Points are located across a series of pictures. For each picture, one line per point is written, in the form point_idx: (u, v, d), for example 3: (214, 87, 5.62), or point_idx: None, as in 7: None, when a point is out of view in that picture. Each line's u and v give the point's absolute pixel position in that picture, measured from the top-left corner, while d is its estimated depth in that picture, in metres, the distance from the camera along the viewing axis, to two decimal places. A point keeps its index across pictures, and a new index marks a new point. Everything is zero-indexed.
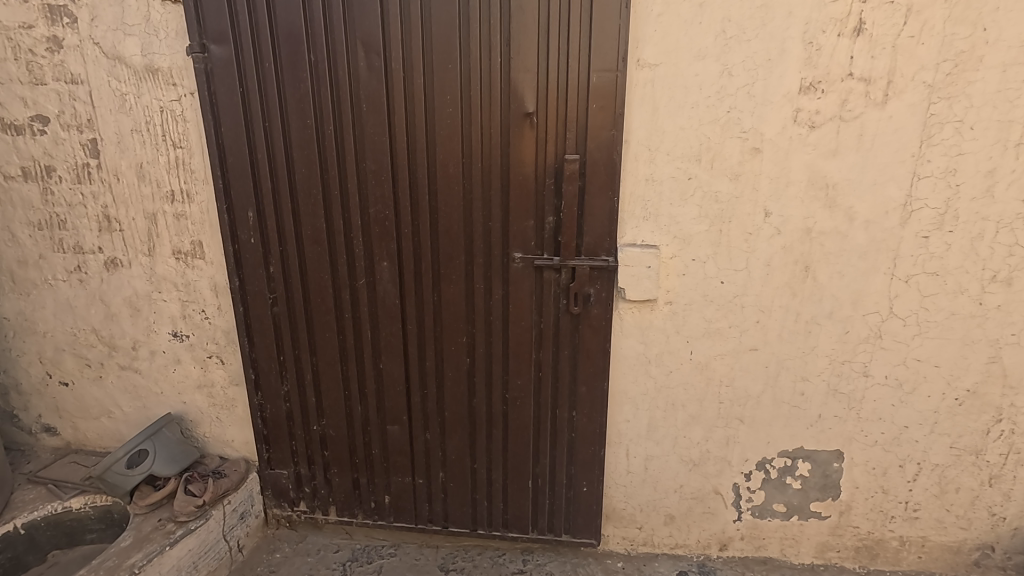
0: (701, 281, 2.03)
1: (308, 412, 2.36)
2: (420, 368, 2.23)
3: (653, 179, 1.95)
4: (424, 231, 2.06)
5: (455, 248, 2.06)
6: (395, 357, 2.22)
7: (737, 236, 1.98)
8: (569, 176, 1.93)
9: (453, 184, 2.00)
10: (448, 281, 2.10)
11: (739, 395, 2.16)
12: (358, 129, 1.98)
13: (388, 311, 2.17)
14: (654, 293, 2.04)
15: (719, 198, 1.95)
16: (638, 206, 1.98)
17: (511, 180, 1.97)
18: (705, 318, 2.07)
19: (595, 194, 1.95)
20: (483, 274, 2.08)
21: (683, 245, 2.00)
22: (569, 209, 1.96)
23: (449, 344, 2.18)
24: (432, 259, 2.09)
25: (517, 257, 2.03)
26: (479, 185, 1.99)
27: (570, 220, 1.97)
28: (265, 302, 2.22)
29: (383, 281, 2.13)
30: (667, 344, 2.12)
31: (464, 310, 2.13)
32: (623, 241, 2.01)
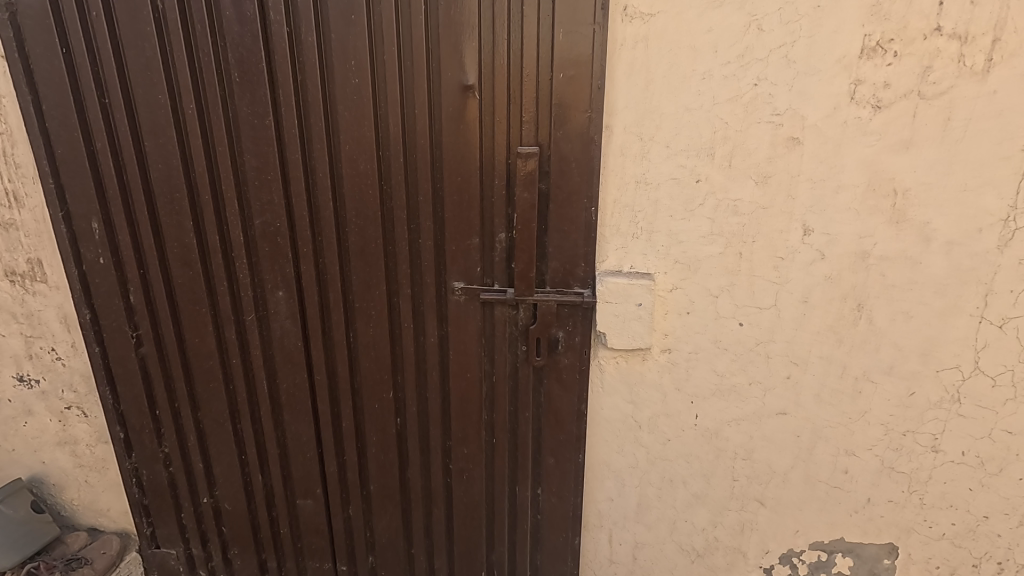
0: (712, 323, 1.47)
1: (196, 481, 1.82)
2: (335, 430, 1.68)
3: (646, 181, 1.37)
4: (330, 251, 1.49)
5: (372, 275, 1.50)
6: (301, 413, 1.67)
7: (764, 262, 1.41)
8: (526, 178, 1.36)
9: (366, 187, 1.42)
10: (366, 318, 1.54)
11: (759, 470, 1.61)
12: (231, 108, 1.41)
13: (288, 357, 1.61)
14: (648, 341, 1.47)
15: (739, 210, 1.38)
16: (625, 220, 1.40)
17: (445, 181, 1.40)
18: (716, 372, 1.52)
19: (564, 203, 1.38)
20: (412, 308, 1.52)
21: (688, 274, 1.43)
22: (528, 224, 1.39)
23: (371, 400, 1.63)
24: (342, 288, 1.53)
25: (457, 288, 1.47)
26: (402, 188, 1.42)
27: (529, 239, 1.40)
28: (127, 342, 1.66)
29: (280, 318, 1.58)
30: (663, 405, 1.57)
31: (389, 356, 1.57)
32: (604, 268, 1.44)
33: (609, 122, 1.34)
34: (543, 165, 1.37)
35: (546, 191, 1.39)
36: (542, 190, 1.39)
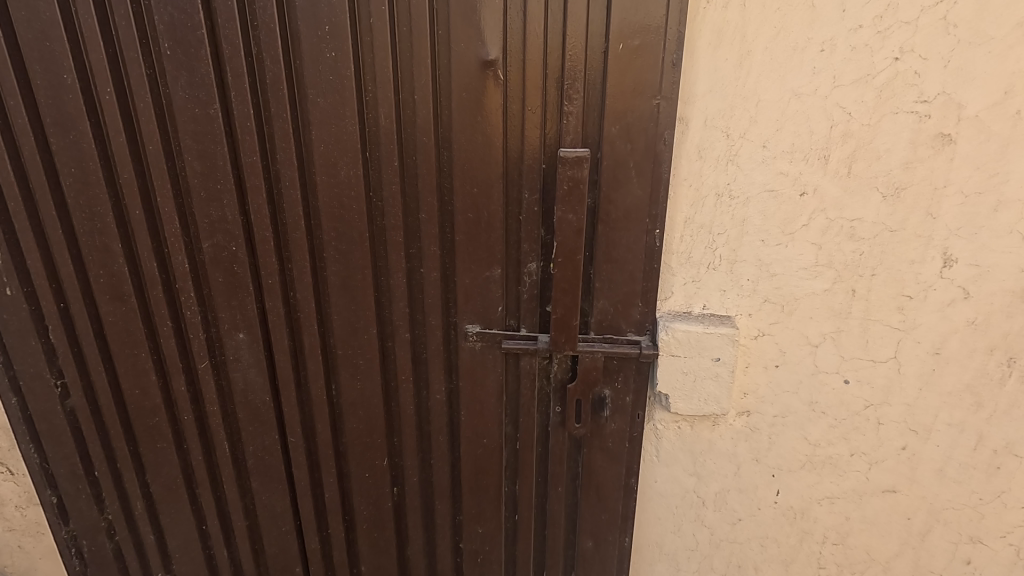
0: (808, 379, 1.12)
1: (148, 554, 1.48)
2: (315, 501, 1.34)
3: (731, 193, 1.00)
4: (303, 284, 1.13)
5: (358, 314, 1.14)
6: (272, 481, 1.33)
7: (884, 302, 1.05)
8: (568, 193, 0.98)
9: (348, 201, 1.06)
10: (352, 368, 1.19)
11: (854, 558, 1.26)
12: (163, 92, 1.03)
13: (254, 414, 1.26)
14: (725, 405, 1.10)
15: (856, 234, 1.01)
16: (700, 246, 1.04)
17: (456, 195, 1.03)
18: (807, 440, 1.17)
19: (618, 225, 1.02)
20: (412, 356, 1.17)
21: (781, 317, 1.07)
22: (570, 255, 1.01)
23: (359, 467, 1.28)
24: (321, 330, 1.17)
25: (473, 333, 1.11)
26: (398, 202, 1.05)
27: (574, 274, 1.02)
28: (49, 391, 1.30)
29: (241, 367, 1.22)
30: (736, 478, 1.22)
31: (383, 415, 1.23)
32: (668, 309, 1.08)
33: (683, 113, 0.97)
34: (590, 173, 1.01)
35: (594, 208, 1.03)
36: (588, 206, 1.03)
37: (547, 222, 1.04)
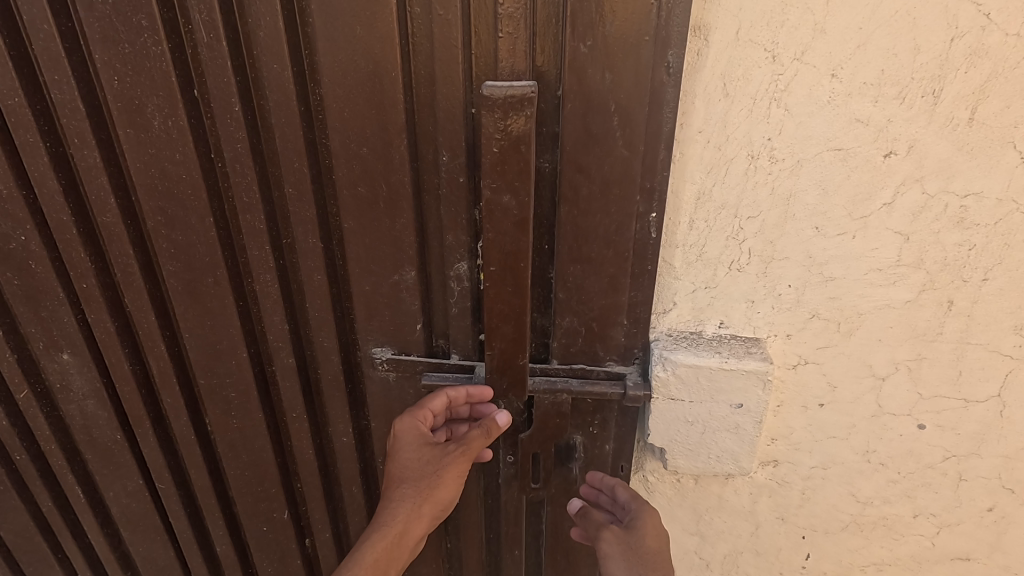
0: (865, 423, 0.78)
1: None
2: (207, 553, 1.05)
3: (771, 154, 0.62)
4: (133, 291, 0.77)
5: (220, 331, 0.79)
6: (146, 532, 1.02)
7: (994, 320, 0.69)
8: (502, 162, 0.57)
9: (172, 169, 0.68)
10: (223, 402, 0.85)
11: None
12: None
13: (105, 455, 0.94)
14: (746, 465, 0.76)
15: (967, 218, 0.64)
16: (717, 237, 0.67)
17: (337, 160, 0.66)
18: (854, 497, 0.85)
19: (591, 205, 0.64)
20: (303, 388, 0.84)
21: (834, 339, 0.72)
22: (510, 265, 0.62)
23: (253, 520, 0.97)
24: (174, 352, 0.83)
25: (383, 361, 0.77)
26: (249, 172, 0.68)
27: (518, 292, 0.63)
28: None
29: (73, 398, 0.88)
30: (753, 540, 0.91)
31: (275, 459, 0.91)
32: (667, 328, 0.72)
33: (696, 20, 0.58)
34: (543, 120, 0.63)
35: (552, 179, 0.65)
36: (541, 174, 0.65)
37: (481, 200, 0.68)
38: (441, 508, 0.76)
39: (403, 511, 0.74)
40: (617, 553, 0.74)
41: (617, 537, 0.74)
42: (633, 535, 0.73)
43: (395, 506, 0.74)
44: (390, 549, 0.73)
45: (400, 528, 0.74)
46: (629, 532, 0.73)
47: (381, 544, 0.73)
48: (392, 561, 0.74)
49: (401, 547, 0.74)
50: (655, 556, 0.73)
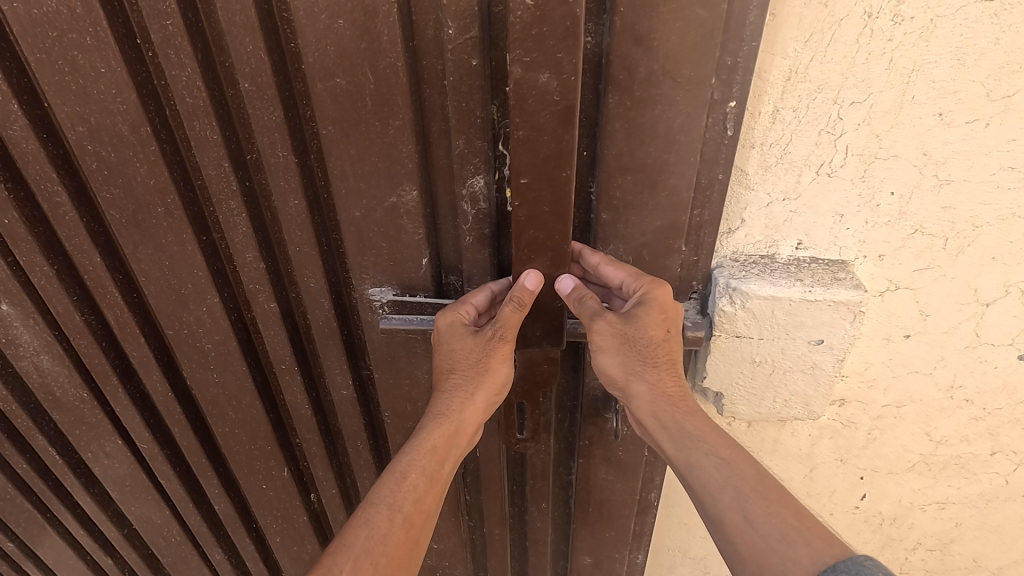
0: (956, 355, 0.66)
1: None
2: (206, 510, 0.96)
3: (897, 8, 0.46)
4: (66, 227, 0.62)
5: (183, 273, 0.65)
6: (134, 492, 0.92)
7: None
8: (539, 23, 0.42)
9: (88, 60, 0.51)
10: (199, 355, 0.73)
11: (953, 565, 0.91)
12: None
13: (73, 416, 0.82)
14: (816, 409, 0.65)
15: None
16: (807, 132, 0.52)
17: (304, 41, 0.49)
18: (930, 435, 0.74)
19: (649, 93, 0.49)
20: (291, 335, 0.71)
21: (936, 260, 0.59)
22: (545, 173, 0.48)
23: (251, 478, 0.87)
24: (132, 299, 0.69)
25: (383, 303, 0.64)
26: (190, 62, 0.51)
27: (553, 212, 0.50)
28: None
29: (24, 354, 0.75)
30: (809, 483, 0.82)
31: (266, 414, 0.80)
32: (731, 251, 0.58)
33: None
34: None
35: (596, 61, 0.49)
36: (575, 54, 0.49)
37: (499, 92, 0.52)
38: (497, 391, 0.62)
39: (452, 398, 0.61)
40: (612, 346, 0.57)
41: (610, 329, 0.56)
42: (636, 330, 0.56)
43: (442, 398, 0.62)
44: (443, 446, 0.61)
45: (448, 419, 0.61)
46: (627, 321, 0.55)
47: (429, 443, 0.61)
48: (446, 462, 0.62)
49: (453, 442, 0.62)
50: (657, 352, 0.58)
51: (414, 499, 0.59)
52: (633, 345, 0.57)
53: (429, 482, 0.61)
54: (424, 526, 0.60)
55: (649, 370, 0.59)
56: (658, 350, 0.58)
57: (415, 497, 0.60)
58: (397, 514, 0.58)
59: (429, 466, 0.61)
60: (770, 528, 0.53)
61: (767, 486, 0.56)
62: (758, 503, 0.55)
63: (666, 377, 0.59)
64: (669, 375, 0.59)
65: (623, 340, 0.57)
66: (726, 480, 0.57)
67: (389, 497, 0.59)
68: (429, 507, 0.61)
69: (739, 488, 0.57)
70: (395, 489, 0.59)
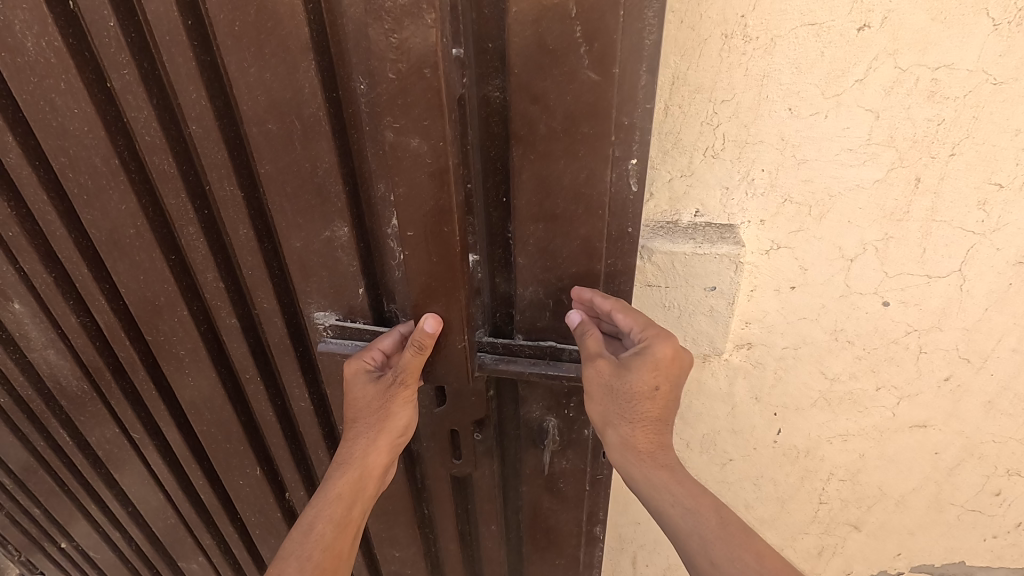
0: (835, 303, 0.82)
1: (53, 500, 1.44)
2: (177, 470, 1.24)
3: (745, 32, 0.62)
4: (61, 243, 0.86)
5: (152, 289, 0.88)
6: (117, 455, 1.22)
7: (961, 194, 0.71)
8: (403, 94, 0.59)
9: (63, 101, 0.71)
10: (174, 358, 0.97)
11: (864, 493, 1.07)
12: None
13: (74, 395, 1.11)
14: (720, 346, 0.82)
15: (943, 94, 0.64)
16: (693, 124, 0.68)
17: (239, 93, 0.67)
18: (825, 374, 0.90)
19: (550, 147, 0.66)
20: (244, 330, 0.91)
21: (806, 223, 0.75)
22: (432, 221, 0.65)
23: (219, 449, 1.11)
24: (116, 305, 0.94)
25: (326, 326, 0.83)
26: (146, 106, 0.71)
27: (443, 254, 0.67)
28: None
29: (37, 345, 1.03)
30: (731, 419, 0.98)
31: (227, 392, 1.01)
32: (644, 219, 0.75)
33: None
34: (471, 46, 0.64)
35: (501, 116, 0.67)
36: (492, 104, 0.67)
37: None
38: (395, 434, 0.83)
39: (355, 448, 0.83)
40: (601, 396, 0.73)
41: (604, 379, 0.72)
42: (621, 387, 0.71)
43: (349, 450, 0.84)
44: (347, 494, 0.83)
45: (350, 471, 0.83)
46: (618, 378, 0.71)
47: (335, 494, 0.83)
48: (351, 507, 0.84)
49: (356, 490, 0.84)
50: (636, 412, 0.73)
51: (321, 546, 0.81)
52: (614, 397, 0.72)
53: (335, 526, 0.83)
54: (335, 563, 0.82)
55: (625, 423, 0.74)
56: (639, 405, 0.73)
57: (323, 544, 0.81)
58: (306, 562, 0.80)
59: (336, 514, 0.83)
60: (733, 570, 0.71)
61: (727, 532, 0.74)
62: (720, 546, 0.73)
63: (642, 433, 0.75)
64: (642, 429, 0.75)
65: (608, 389, 0.72)
66: (693, 523, 0.75)
67: (300, 548, 0.81)
68: (338, 547, 0.83)
69: (702, 531, 0.74)
70: (304, 540, 0.81)
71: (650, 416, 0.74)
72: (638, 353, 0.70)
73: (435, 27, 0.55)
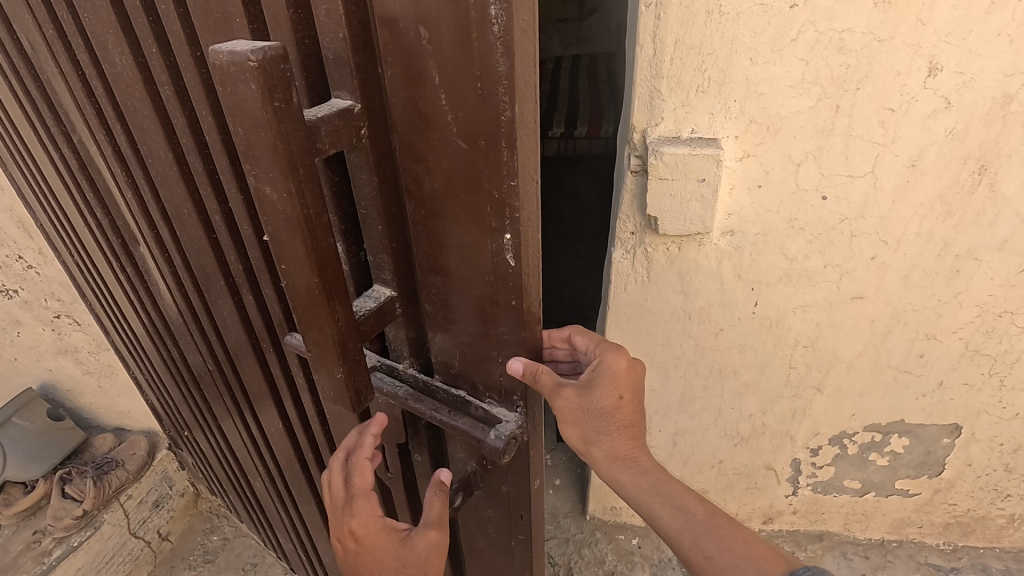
0: (789, 198, 1.19)
1: (175, 417, 1.79)
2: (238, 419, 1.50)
3: (720, 10, 1.00)
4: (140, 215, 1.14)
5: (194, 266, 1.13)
6: (204, 390, 1.52)
7: (868, 115, 1.09)
8: (250, 150, 0.59)
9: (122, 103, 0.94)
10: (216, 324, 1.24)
11: (822, 358, 1.44)
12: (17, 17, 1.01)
13: (174, 332, 1.43)
14: (709, 224, 1.21)
15: (845, 48, 1.02)
16: (688, 70, 1.07)
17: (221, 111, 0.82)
18: (786, 255, 1.27)
19: (439, 207, 0.74)
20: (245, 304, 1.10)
21: (766, 138, 1.12)
22: (292, 279, 0.68)
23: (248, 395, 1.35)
24: (176, 270, 1.20)
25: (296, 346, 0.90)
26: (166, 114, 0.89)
27: (308, 304, 0.69)
28: (75, 283, 1.58)
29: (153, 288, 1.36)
30: (721, 294, 1.35)
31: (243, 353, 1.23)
32: (658, 135, 1.14)
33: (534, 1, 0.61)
34: (380, 95, 0.70)
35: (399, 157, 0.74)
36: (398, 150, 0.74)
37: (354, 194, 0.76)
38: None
39: None
40: (580, 418, 0.89)
41: (580, 402, 0.88)
42: (593, 403, 0.89)
43: None
44: None
45: None
46: (588, 398, 0.88)
47: None
48: None
49: None
50: (612, 427, 0.90)
51: None
52: (586, 413, 0.89)
53: None
54: None
55: (608, 435, 0.91)
56: (609, 413, 0.90)
57: None
58: None
59: None
60: (720, 558, 0.89)
61: (714, 524, 0.92)
62: (711, 540, 0.91)
63: (620, 441, 0.91)
64: (622, 435, 0.91)
65: (583, 407, 0.89)
66: (683, 521, 0.93)
67: None
68: None
69: (693, 526, 0.93)
70: None
71: (627, 423, 0.91)
72: (599, 368, 0.92)
73: (261, 94, 0.54)
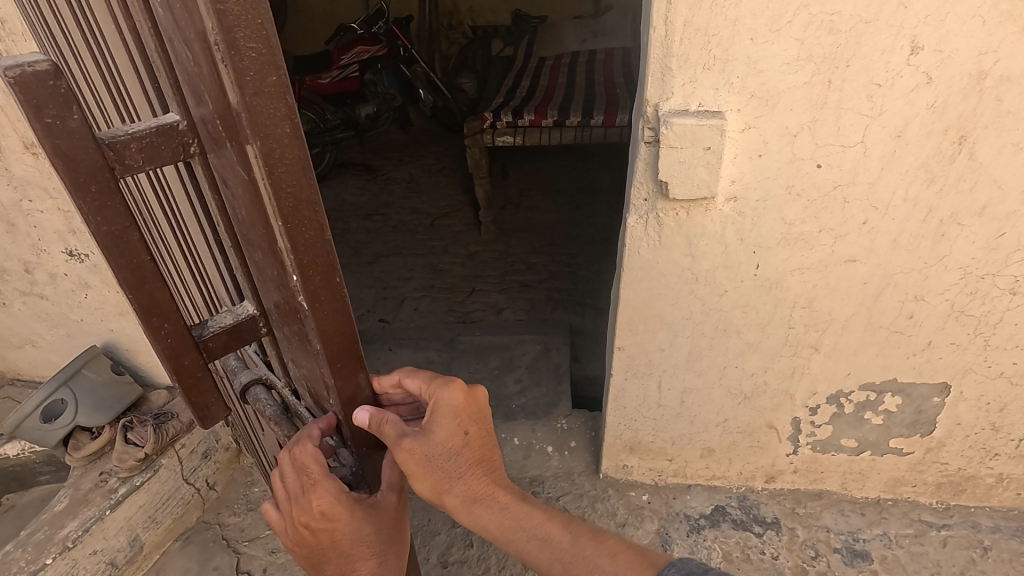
0: (786, 166, 1.33)
1: None
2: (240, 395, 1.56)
3: None
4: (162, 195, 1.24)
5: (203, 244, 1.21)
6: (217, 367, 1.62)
7: (856, 90, 1.22)
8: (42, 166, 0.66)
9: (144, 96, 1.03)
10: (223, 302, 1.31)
11: (818, 317, 1.57)
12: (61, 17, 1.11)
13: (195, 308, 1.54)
14: (714, 190, 1.35)
15: (835, 28, 1.15)
16: (696, 49, 1.21)
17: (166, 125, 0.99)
18: (784, 220, 1.41)
19: (256, 237, 0.85)
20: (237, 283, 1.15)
21: (765, 111, 1.26)
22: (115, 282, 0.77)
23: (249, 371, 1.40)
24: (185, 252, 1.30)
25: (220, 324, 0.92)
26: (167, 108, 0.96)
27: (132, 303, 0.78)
28: None
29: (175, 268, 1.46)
30: (725, 256, 1.49)
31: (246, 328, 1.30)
32: (669, 108, 1.28)
33: (271, 36, 0.63)
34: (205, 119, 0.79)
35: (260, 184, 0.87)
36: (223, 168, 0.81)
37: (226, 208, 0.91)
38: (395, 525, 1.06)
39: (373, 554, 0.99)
40: (430, 463, 1.04)
41: (426, 449, 1.02)
42: (436, 447, 1.03)
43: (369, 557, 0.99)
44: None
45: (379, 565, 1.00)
46: (431, 441, 1.03)
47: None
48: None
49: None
50: (461, 466, 1.07)
51: None
52: (433, 459, 1.03)
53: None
54: None
55: (462, 474, 1.08)
56: (456, 453, 1.06)
57: None
58: None
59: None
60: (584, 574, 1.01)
61: (577, 544, 1.05)
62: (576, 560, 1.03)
63: (474, 482, 1.09)
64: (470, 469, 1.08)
65: (431, 454, 1.03)
66: (548, 546, 1.07)
67: None
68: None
69: (558, 554, 1.05)
70: None
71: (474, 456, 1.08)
72: (439, 410, 1.04)
73: (25, 108, 0.58)
